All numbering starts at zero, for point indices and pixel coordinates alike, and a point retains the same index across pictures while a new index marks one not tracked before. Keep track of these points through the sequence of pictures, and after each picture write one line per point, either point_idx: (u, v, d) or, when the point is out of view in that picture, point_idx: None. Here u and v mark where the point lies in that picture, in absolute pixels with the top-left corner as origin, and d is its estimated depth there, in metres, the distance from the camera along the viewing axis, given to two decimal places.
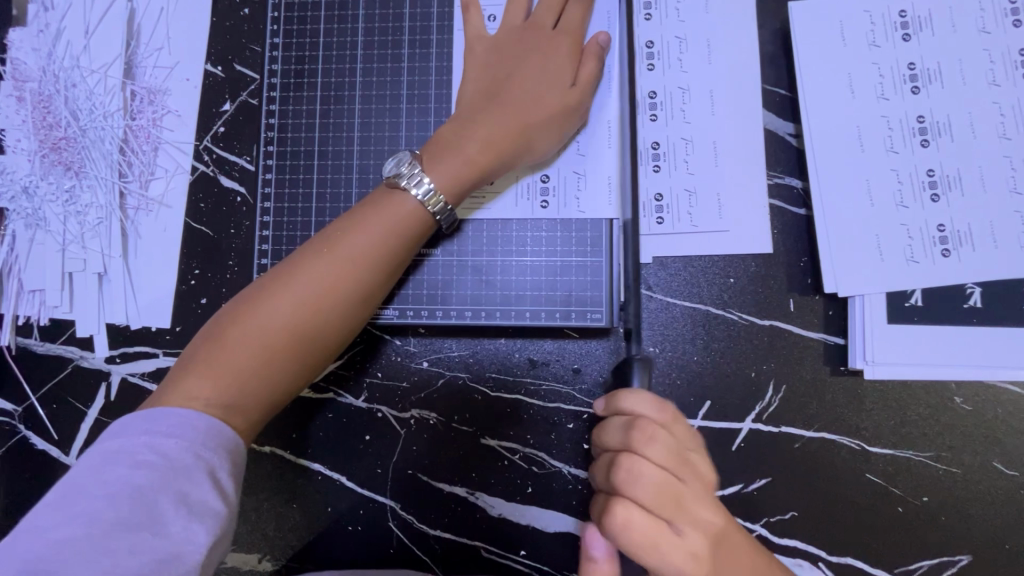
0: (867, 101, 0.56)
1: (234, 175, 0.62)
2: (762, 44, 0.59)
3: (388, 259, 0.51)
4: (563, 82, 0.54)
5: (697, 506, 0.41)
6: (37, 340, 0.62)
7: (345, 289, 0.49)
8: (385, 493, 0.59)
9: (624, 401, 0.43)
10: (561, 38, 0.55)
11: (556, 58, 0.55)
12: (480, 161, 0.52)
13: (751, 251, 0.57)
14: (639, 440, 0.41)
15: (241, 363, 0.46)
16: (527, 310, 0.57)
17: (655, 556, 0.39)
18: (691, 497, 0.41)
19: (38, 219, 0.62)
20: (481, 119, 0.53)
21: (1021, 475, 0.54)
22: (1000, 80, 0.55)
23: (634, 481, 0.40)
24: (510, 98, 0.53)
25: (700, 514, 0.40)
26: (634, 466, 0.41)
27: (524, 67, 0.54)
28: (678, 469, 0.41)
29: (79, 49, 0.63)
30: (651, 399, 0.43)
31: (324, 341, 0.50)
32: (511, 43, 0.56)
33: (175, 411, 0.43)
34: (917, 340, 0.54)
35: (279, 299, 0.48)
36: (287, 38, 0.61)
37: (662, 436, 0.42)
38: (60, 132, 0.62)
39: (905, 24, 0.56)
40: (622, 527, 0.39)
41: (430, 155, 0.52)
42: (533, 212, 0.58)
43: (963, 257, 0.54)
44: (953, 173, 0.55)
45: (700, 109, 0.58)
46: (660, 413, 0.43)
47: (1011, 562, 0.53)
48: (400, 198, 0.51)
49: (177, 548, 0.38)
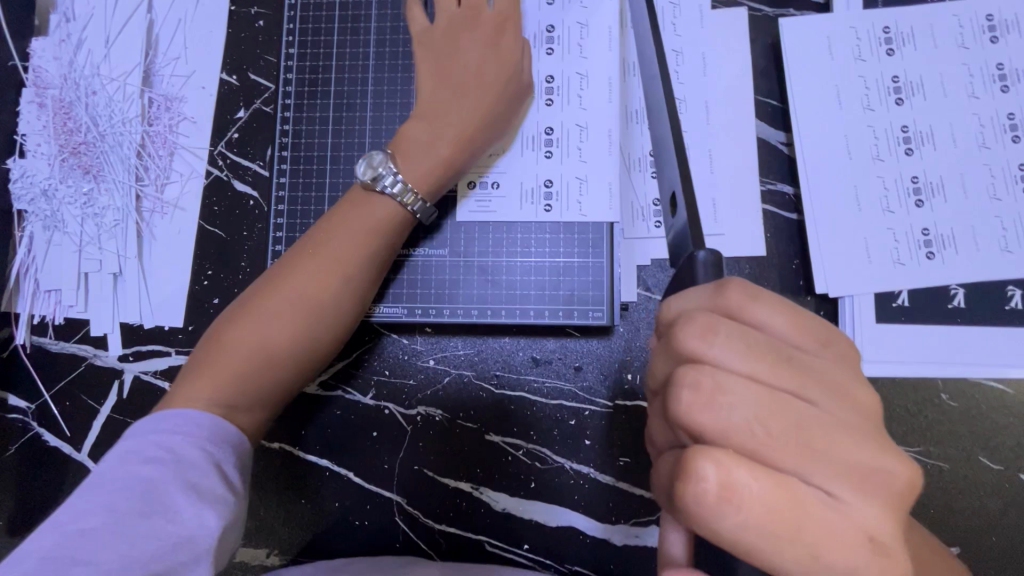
0: (855, 112, 0.59)
1: (247, 179, 0.65)
2: (754, 58, 0.62)
3: (369, 257, 0.53)
4: (515, 68, 0.56)
5: (827, 438, 0.30)
6: (52, 339, 0.64)
7: (331, 287, 0.52)
8: (391, 489, 0.60)
9: (673, 304, 0.36)
10: (502, 21, 0.56)
11: (505, 45, 0.56)
12: (452, 158, 0.55)
13: (745, 254, 0.59)
14: (700, 345, 0.32)
15: (238, 363, 0.48)
16: (530, 310, 0.59)
17: (760, 509, 0.29)
18: (817, 424, 0.31)
19: (56, 220, 0.64)
20: (445, 116, 0.55)
21: (1006, 468, 0.56)
22: (979, 93, 0.58)
23: (714, 404, 0.31)
24: (469, 89, 0.55)
25: (831, 446, 0.30)
26: (702, 379, 0.31)
27: (473, 55, 0.55)
28: (757, 368, 0.32)
29: (99, 58, 0.65)
30: (702, 292, 0.35)
31: (317, 340, 0.52)
32: (455, 31, 0.56)
33: (180, 411, 0.45)
34: (904, 339, 0.57)
35: (270, 301, 0.50)
36: (302, 49, 0.63)
37: (735, 333, 0.32)
38: (80, 138, 0.64)
39: (888, 39, 0.60)
40: (708, 485, 0.29)
41: (400, 152, 0.55)
42: (536, 216, 0.60)
43: (947, 260, 0.57)
44: (936, 180, 0.58)
45: (696, 117, 0.60)
46: (719, 297, 0.34)
47: (999, 554, 0.55)
48: (375, 200, 0.54)
49: (190, 532, 0.39)
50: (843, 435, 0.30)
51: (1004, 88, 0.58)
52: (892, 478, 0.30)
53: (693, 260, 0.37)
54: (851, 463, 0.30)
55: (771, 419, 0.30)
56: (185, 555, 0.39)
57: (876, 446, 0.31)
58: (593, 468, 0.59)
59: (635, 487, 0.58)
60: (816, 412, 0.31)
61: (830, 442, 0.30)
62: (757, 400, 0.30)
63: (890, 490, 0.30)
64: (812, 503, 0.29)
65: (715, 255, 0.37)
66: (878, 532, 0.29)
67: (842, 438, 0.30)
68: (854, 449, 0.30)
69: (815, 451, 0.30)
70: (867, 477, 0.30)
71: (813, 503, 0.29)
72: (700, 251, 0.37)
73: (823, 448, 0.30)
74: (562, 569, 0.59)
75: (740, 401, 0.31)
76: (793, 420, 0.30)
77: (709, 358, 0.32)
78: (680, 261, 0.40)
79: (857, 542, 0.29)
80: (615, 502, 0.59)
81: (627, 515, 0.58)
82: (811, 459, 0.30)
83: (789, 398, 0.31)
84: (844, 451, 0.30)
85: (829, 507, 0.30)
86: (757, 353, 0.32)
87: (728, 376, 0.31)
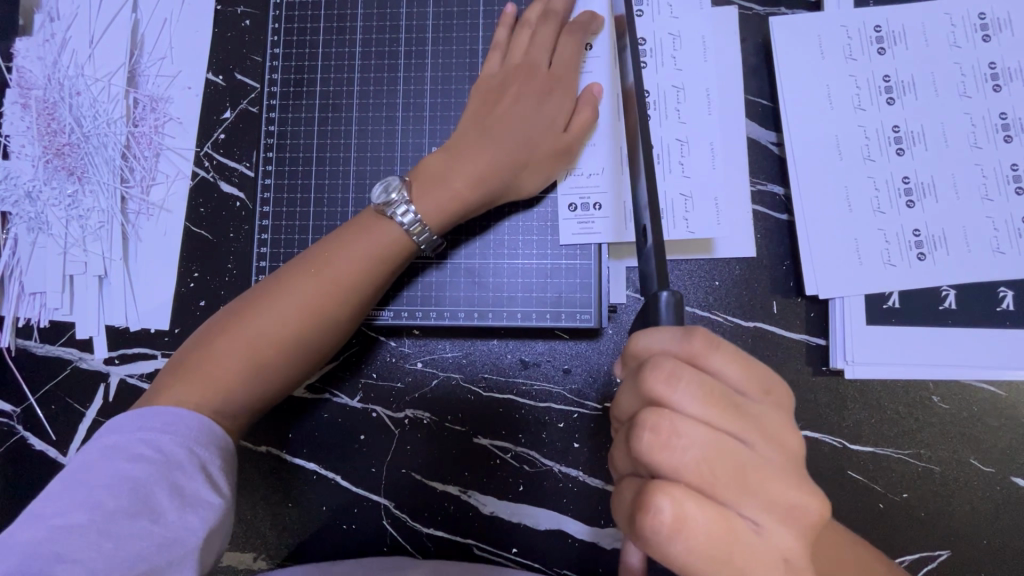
0: (845, 112, 0.59)
1: (233, 180, 0.64)
2: (744, 56, 0.61)
3: (373, 280, 0.53)
4: (556, 124, 0.56)
5: (768, 482, 0.31)
6: (37, 342, 0.63)
7: (329, 307, 0.51)
8: (379, 492, 0.60)
9: (639, 339, 0.34)
10: (557, 84, 0.57)
11: (551, 103, 0.56)
12: (469, 195, 0.54)
13: (735, 255, 0.59)
14: (664, 388, 0.32)
15: (227, 373, 0.48)
16: (518, 312, 0.59)
17: (707, 545, 0.30)
18: (758, 469, 0.31)
19: (41, 223, 0.63)
20: (471, 153, 0.54)
21: (998, 471, 0.55)
22: (971, 92, 0.57)
23: (670, 448, 0.31)
24: (503, 133, 0.55)
25: (772, 490, 0.30)
26: (661, 423, 0.31)
27: (519, 105, 0.55)
28: (715, 415, 0.31)
29: (84, 58, 0.65)
30: (671, 331, 0.33)
31: (306, 355, 0.51)
32: (509, 81, 0.57)
33: (161, 411, 0.44)
34: (896, 341, 0.56)
35: (265, 315, 0.49)
36: (287, 48, 0.63)
37: (696, 379, 0.32)
38: (64, 139, 0.64)
39: (880, 38, 0.59)
40: (663, 517, 0.30)
41: (418, 186, 0.54)
42: (576, 236, 0.58)
43: (938, 260, 0.56)
44: (928, 180, 0.57)
45: (696, 108, 0.59)
46: (686, 343, 0.33)
47: (990, 557, 0.55)
48: (385, 224, 0.53)
49: (174, 534, 0.39)
50: (782, 481, 0.31)
51: (996, 87, 0.57)
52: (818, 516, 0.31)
53: (655, 300, 0.35)
54: (788, 504, 0.30)
55: (721, 463, 0.31)
56: (168, 556, 0.38)
57: (809, 491, 0.31)
58: (582, 471, 0.58)
59: None
60: (760, 458, 0.31)
61: (771, 489, 0.31)
62: (710, 447, 0.31)
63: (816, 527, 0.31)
64: (747, 541, 0.30)
65: (676, 298, 0.35)
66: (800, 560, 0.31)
67: (781, 482, 0.31)
68: (794, 493, 0.31)
69: (756, 495, 0.30)
70: (799, 518, 0.31)
71: (751, 541, 0.30)
72: (663, 291, 0.35)
73: (763, 493, 0.30)
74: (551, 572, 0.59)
75: (697, 447, 0.31)
76: (739, 464, 0.31)
77: (670, 402, 0.32)
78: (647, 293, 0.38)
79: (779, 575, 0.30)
80: (605, 506, 0.58)
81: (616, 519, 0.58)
82: (754, 501, 0.30)
83: (737, 443, 0.31)
84: (783, 496, 0.30)
85: (762, 545, 0.30)
86: (715, 402, 0.31)
87: (686, 422, 0.31)
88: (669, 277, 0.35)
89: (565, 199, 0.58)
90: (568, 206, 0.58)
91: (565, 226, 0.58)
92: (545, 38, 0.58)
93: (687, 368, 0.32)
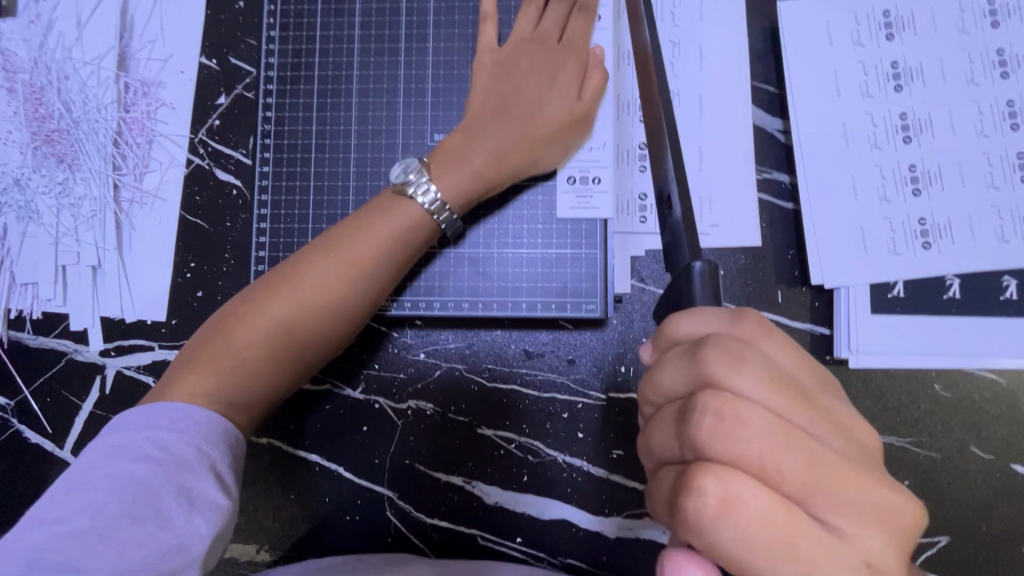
0: (852, 99, 0.58)
1: (230, 168, 0.62)
2: (752, 42, 0.60)
3: (392, 264, 0.51)
4: (569, 96, 0.54)
5: (839, 477, 0.30)
6: (31, 334, 0.62)
7: (350, 292, 0.50)
8: (383, 483, 0.60)
9: (680, 324, 0.35)
10: (569, 56, 0.55)
11: (563, 73, 0.55)
12: (487, 173, 0.52)
13: (740, 244, 0.58)
14: (727, 369, 0.31)
15: (244, 363, 0.47)
16: (523, 302, 0.58)
17: (759, 531, 0.29)
18: (827, 458, 0.30)
19: (31, 211, 0.62)
20: (489, 130, 0.53)
21: (997, 458, 0.56)
22: (979, 79, 0.57)
23: (735, 435, 0.30)
24: (518, 109, 0.54)
25: (844, 482, 0.29)
26: (725, 408, 0.30)
27: (528, 81, 0.54)
28: (782, 402, 0.31)
29: (72, 41, 0.63)
30: (721, 310, 0.34)
31: (326, 340, 0.50)
32: (517, 56, 0.56)
33: (176, 406, 0.43)
34: (899, 330, 0.56)
35: (282, 301, 0.48)
36: (284, 32, 0.61)
37: (754, 361, 0.31)
38: (53, 125, 0.62)
39: (888, 23, 0.58)
40: (709, 501, 0.29)
41: (438, 163, 0.52)
42: (573, 215, 0.58)
43: (942, 249, 0.56)
44: (934, 169, 0.57)
45: (689, 112, 0.59)
46: (734, 324, 0.33)
47: (987, 542, 0.55)
48: (404, 205, 0.51)
49: (180, 539, 0.38)
50: (849, 472, 0.30)
51: (1004, 74, 0.57)
52: (891, 512, 0.30)
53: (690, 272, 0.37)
54: (854, 499, 0.29)
55: (791, 454, 0.29)
56: (172, 564, 0.37)
57: (881, 484, 0.30)
58: (586, 460, 0.58)
59: (627, 480, 0.58)
60: (830, 448, 0.30)
61: (838, 487, 0.29)
62: (781, 436, 0.29)
63: (885, 523, 0.30)
64: (819, 534, 0.29)
65: (710, 267, 0.37)
66: (870, 554, 0.29)
67: (847, 474, 0.30)
68: (871, 488, 0.30)
69: (828, 492, 0.29)
70: (874, 512, 0.30)
71: (815, 529, 0.29)
72: (696, 262, 0.37)
73: (834, 489, 0.29)
74: (555, 561, 0.58)
75: (763, 443, 0.29)
76: (815, 458, 0.29)
77: (733, 391, 0.31)
78: (676, 265, 0.40)
79: (853, 564, 0.29)
80: (608, 495, 0.58)
81: (619, 508, 0.58)
82: (819, 492, 0.29)
83: (806, 434, 0.30)
84: (851, 491, 0.29)
85: (834, 540, 0.29)
86: (777, 379, 0.31)
87: (755, 408, 0.30)
88: (699, 248, 0.38)
89: (565, 171, 0.58)
90: (568, 180, 0.58)
91: (565, 202, 0.58)
92: (555, 14, 0.57)
93: (745, 347, 0.32)
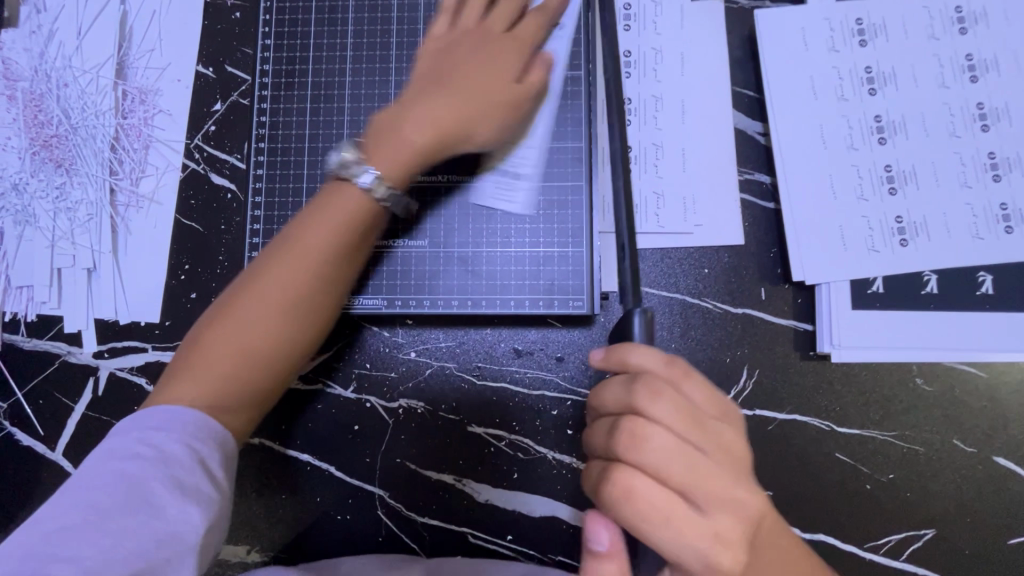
0: (829, 102, 0.60)
1: (224, 172, 0.64)
2: (731, 48, 0.62)
3: (347, 243, 0.49)
4: (507, 76, 0.54)
5: (720, 484, 0.37)
6: (24, 336, 0.63)
7: (311, 276, 0.47)
8: (374, 482, 0.60)
9: (630, 353, 0.39)
10: (511, 41, 0.55)
11: (503, 55, 0.54)
12: (419, 144, 0.51)
13: (723, 243, 0.60)
14: (644, 397, 0.38)
15: (219, 363, 0.45)
16: (512, 300, 0.59)
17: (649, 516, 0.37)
18: (709, 470, 0.37)
19: (28, 215, 0.63)
20: (422, 104, 0.52)
21: (980, 451, 0.57)
22: (950, 83, 0.59)
23: (640, 448, 0.37)
24: (454, 86, 0.53)
25: (722, 492, 0.37)
26: (636, 429, 0.38)
27: (468, 62, 0.54)
28: (687, 429, 0.38)
29: (71, 50, 0.64)
30: (658, 353, 0.39)
31: (297, 329, 0.48)
32: (460, 41, 0.56)
33: (158, 414, 0.42)
34: (880, 325, 0.58)
35: (246, 297, 0.47)
36: (279, 40, 0.63)
37: (669, 394, 0.38)
38: (51, 131, 0.64)
39: (861, 30, 0.61)
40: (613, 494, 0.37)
41: (371, 140, 0.51)
42: (558, 213, 0.59)
43: (920, 246, 0.58)
44: (909, 169, 0.59)
45: (672, 116, 0.61)
46: (667, 366, 0.39)
47: (971, 535, 0.56)
48: (342, 186, 0.49)
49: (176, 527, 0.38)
50: (728, 481, 0.37)
51: (973, 78, 0.59)
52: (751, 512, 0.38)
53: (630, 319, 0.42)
54: (727, 502, 0.37)
55: (683, 463, 0.37)
56: (167, 551, 0.38)
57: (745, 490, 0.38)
58: (575, 457, 0.59)
59: None
60: (722, 472, 0.37)
61: (719, 494, 0.37)
62: (683, 455, 0.37)
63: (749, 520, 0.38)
64: (692, 523, 0.37)
65: (647, 318, 0.42)
66: (725, 536, 0.37)
67: (730, 485, 0.37)
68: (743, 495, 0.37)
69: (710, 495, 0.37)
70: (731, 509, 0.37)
71: (691, 523, 0.37)
72: (637, 311, 0.42)
73: (710, 494, 0.37)
74: (546, 558, 0.59)
75: (664, 448, 0.37)
76: (697, 469, 0.37)
77: (646, 409, 0.38)
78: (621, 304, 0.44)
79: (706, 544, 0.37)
80: None
81: None
82: (701, 496, 0.37)
83: (700, 452, 0.37)
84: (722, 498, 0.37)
85: (702, 524, 0.37)
86: (683, 410, 0.38)
87: (662, 430, 0.37)
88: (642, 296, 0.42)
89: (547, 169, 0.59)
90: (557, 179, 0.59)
91: (554, 199, 0.59)
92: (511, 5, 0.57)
93: (665, 384, 0.38)
